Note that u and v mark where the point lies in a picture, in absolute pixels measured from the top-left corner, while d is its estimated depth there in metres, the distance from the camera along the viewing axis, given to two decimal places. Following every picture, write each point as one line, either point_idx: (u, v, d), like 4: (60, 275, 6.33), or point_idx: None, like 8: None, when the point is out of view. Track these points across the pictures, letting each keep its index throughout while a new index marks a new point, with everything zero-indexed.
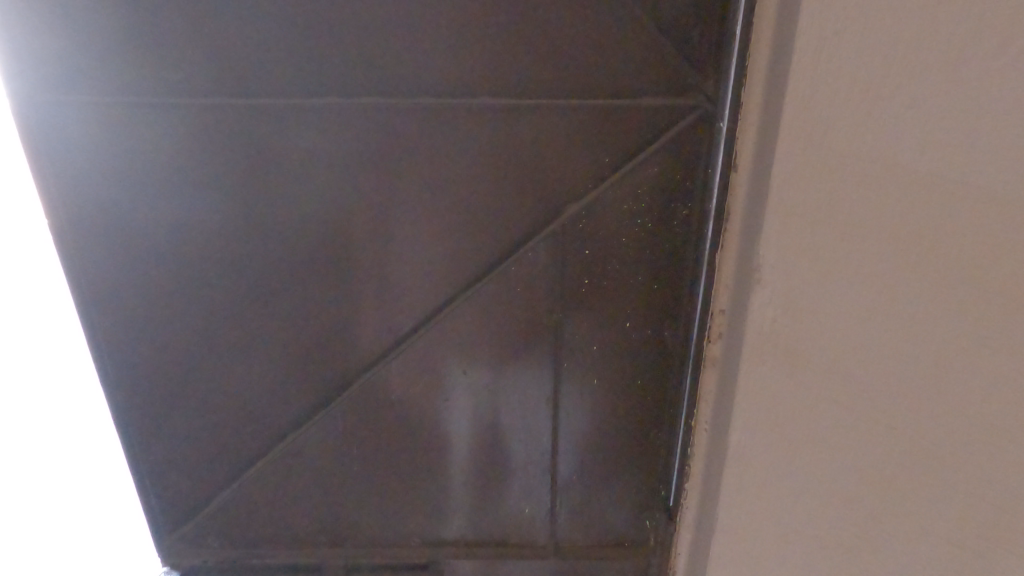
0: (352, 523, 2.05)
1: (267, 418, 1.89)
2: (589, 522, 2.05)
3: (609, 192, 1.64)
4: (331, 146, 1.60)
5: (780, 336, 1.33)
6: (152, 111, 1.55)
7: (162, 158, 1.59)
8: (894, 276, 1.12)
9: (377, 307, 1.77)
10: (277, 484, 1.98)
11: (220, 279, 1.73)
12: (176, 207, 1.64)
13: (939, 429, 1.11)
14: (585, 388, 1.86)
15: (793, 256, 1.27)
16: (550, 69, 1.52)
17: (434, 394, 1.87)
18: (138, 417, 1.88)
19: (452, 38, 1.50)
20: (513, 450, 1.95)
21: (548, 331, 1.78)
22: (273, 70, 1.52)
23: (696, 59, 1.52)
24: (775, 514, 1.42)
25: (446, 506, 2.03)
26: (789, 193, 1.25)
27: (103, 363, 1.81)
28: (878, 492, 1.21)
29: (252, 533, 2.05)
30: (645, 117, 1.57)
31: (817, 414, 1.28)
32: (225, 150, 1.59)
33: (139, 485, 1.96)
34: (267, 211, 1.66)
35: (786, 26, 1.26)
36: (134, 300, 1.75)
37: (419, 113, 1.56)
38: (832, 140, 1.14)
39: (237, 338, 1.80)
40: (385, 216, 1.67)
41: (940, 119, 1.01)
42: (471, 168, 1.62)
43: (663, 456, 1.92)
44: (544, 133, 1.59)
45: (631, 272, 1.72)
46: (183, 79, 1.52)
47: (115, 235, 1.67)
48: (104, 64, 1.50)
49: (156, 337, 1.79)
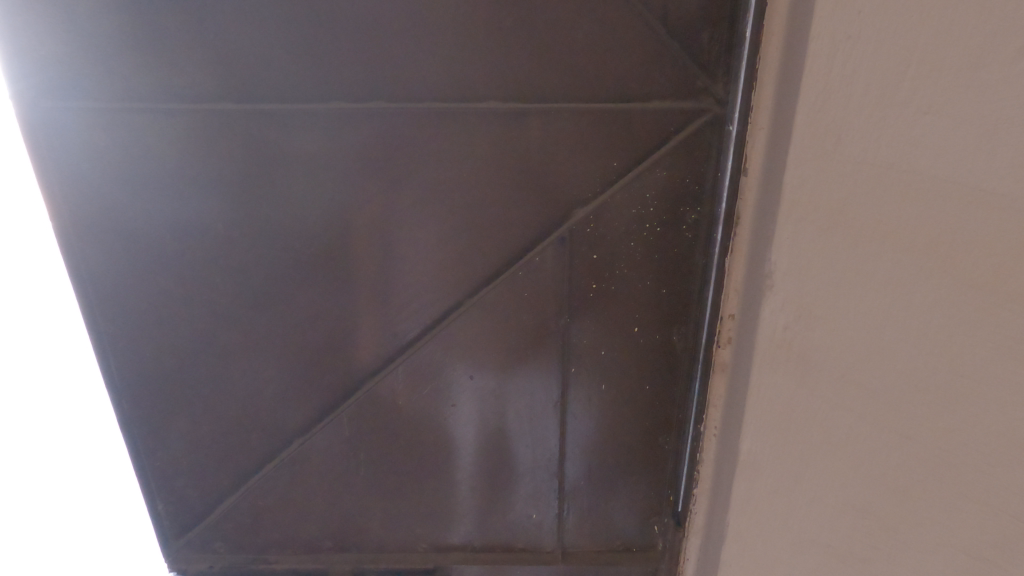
0: (357, 528, 2.04)
1: (272, 425, 1.88)
2: (596, 527, 2.03)
3: (617, 196, 1.62)
4: (336, 150, 1.58)
5: (792, 342, 1.34)
6: (158, 116, 1.54)
7: (165, 162, 1.58)
8: (910, 287, 1.09)
9: (382, 312, 1.76)
10: (282, 491, 1.97)
11: (226, 285, 1.72)
12: (180, 211, 1.63)
13: (951, 444, 1.06)
14: (593, 393, 1.84)
15: (807, 264, 1.28)
16: (558, 72, 1.51)
17: (440, 399, 1.86)
18: (143, 422, 1.87)
19: (461, 41, 1.49)
20: (519, 454, 1.94)
21: (555, 336, 1.76)
22: (277, 74, 1.51)
23: (706, 62, 1.50)
24: (787, 523, 1.40)
25: (452, 511, 2.02)
26: (806, 197, 1.26)
27: (108, 368, 1.80)
28: (889, 504, 1.17)
29: (258, 538, 2.04)
30: (653, 119, 1.55)
31: (830, 423, 1.26)
32: (231, 153, 1.58)
33: (145, 490, 1.95)
34: (272, 216, 1.65)
35: (799, 31, 1.26)
36: (139, 305, 1.73)
37: (425, 116, 1.55)
38: (845, 147, 1.15)
39: (241, 343, 1.79)
40: (392, 221, 1.66)
41: (956, 126, 0.98)
42: (477, 173, 1.61)
43: (671, 461, 1.90)
44: (551, 137, 1.57)
45: (640, 276, 1.70)
46: (187, 83, 1.51)
47: (120, 240, 1.66)
48: (109, 68, 1.49)
49: (162, 343, 1.78)
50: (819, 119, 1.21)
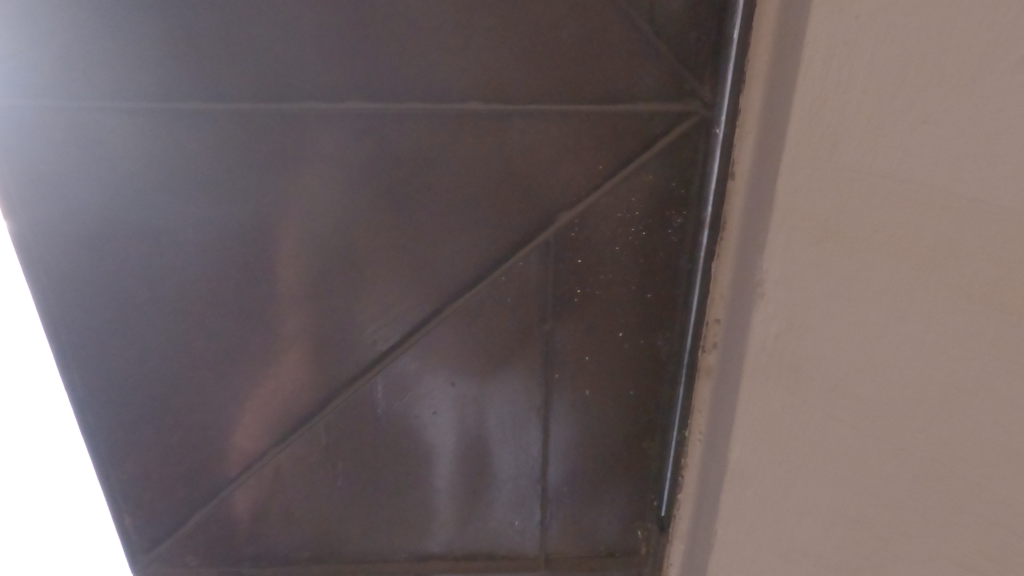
0: (336, 538, 1.98)
1: (244, 435, 1.81)
2: (579, 533, 2.00)
3: (602, 200, 1.58)
4: (312, 152, 1.52)
5: (784, 353, 1.30)
6: (124, 116, 1.46)
7: (133, 164, 1.51)
8: (905, 298, 1.09)
9: (358, 318, 1.70)
10: (257, 502, 1.90)
11: (196, 291, 1.64)
12: (148, 215, 1.56)
13: (946, 456, 1.09)
14: (576, 399, 1.81)
15: (800, 274, 1.24)
16: (540, 74, 1.47)
17: (419, 407, 1.81)
18: (111, 434, 1.79)
19: (444, 41, 1.44)
20: (501, 461, 1.90)
21: (537, 341, 1.73)
22: (247, 73, 1.44)
23: (692, 64, 1.47)
24: (776, 529, 1.39)
25: (432, 519, 1.98)
26: (797, 204, 1.21)
27: (72, 378, 1.72)
28: (884, 513, 1.19)
29: (232, 551, 1.97)
30: (639, 122, 1.52)
31: (823, 435, 1.26)
32: (200, 154, 1.51)
33: (112, 505, 1.87)
34: (244, 220, 1.58)
35: (787, 35, 1.24)
36: (105, 312, 1.66)
37: (403, 117, 1.50)
38: (842, 155, 1.12)
39: (212, 351, 1.72)
40: (370, 225, 1.60)
41: (953, 139, 0.99)
42: (457, 176, 1.56)
43: (656, 466, 1.88)
44: (534, 140, 1.53)
45: (624, 281, 1.67)
46: (155, 81, 1.44)
47: (83, 246, 1.58)
48: (68, 64, 1.42)
49: (130, 351, 1.70)
50: (813, 127, 1.16)
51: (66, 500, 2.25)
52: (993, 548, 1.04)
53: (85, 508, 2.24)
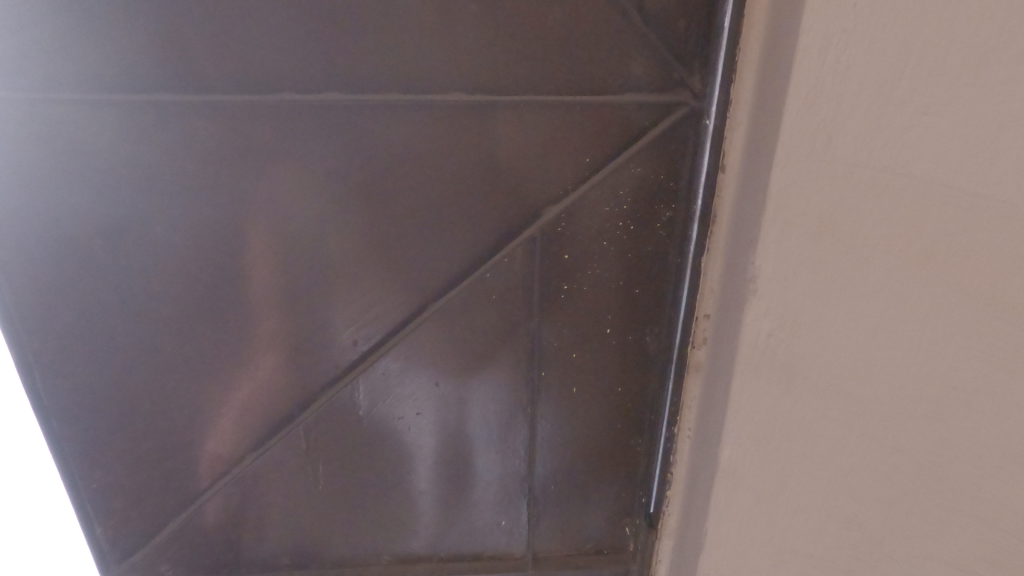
0: (318, 542, 1.93)
1: (220, 440, 1.75)
2: (567, 531, 1.97)
3: (590, 195, 1.54)
4: (287, 146, 1.45)
5: (776, 351, 1.25)
6: (86, 108, 1.38)
7: (96, 158, 1.42)
8: (908, 296, 1.09)
9: (338, 317, 1.64)
10: (235, 509, 1.84)
11: (167, 292, 1.57)
12: (114, 212, 1.48)
13: (944, 456, 1.12)
14: (563, 397, 1.77)
15: (793, 270, 1.19)
16: (524, 64, 1.42)
17: (402, 408, 1.76)
18: (79, 442, 1.71)
19: (424, 29, 1.38)
20: (486, 461, 1.86)
21: (523, 338, 1.68)
22: (218, 63, 1.37)
23: (682, 53, 1.42)
24: (770, 529, 1.36)
25: (417, 520, 1.93)
26: (787, 196, 1.15)
27: (34, 385, 1.64)
28: (878, 513, 1.22)
29: (209, 559, 1.90)
30: (627, 113, 1.48)
31: (817, 434, 1.24)
32: (168, 147, 1.43)
33: (82, 515, 1.77)
34: (216, 217, 1.51)
35: (779, 23, 1.20)
36: (68, 316, 1.57)
37: (382, 109, 1.43)
38: (839, 145, 1.07)
39: (185, 354, 1.64)
40: (348, 221, 1.54)
41: (954, 134, 0.99)
42: (438, 170, 1.50)
43: (644, 462, 1.85)
44: (518, 131, 1.47)
45: (612, 276, 1.63)
46: (120, 71, 1.36)
47: (44, 247, 1.49)
48: (23, 54, 1.33)
49: (97, 355, 1.62)
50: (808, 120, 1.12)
51: (31, 507, 2.16)
52: (992, 539, 1.11)
53: (51, 516, 2.15)
